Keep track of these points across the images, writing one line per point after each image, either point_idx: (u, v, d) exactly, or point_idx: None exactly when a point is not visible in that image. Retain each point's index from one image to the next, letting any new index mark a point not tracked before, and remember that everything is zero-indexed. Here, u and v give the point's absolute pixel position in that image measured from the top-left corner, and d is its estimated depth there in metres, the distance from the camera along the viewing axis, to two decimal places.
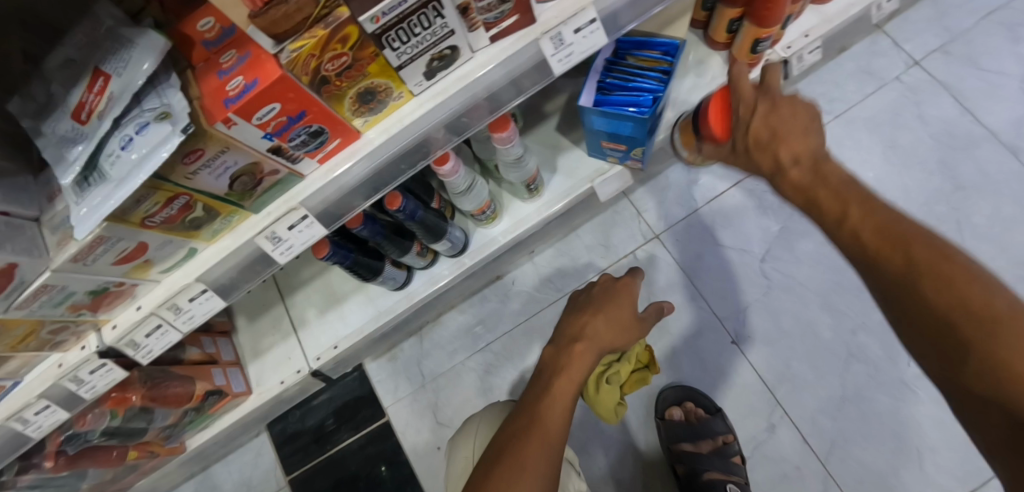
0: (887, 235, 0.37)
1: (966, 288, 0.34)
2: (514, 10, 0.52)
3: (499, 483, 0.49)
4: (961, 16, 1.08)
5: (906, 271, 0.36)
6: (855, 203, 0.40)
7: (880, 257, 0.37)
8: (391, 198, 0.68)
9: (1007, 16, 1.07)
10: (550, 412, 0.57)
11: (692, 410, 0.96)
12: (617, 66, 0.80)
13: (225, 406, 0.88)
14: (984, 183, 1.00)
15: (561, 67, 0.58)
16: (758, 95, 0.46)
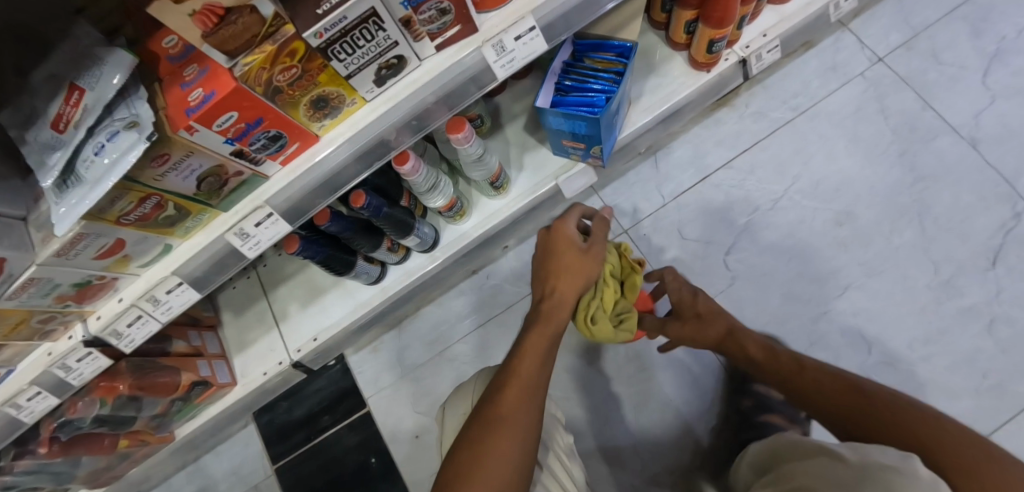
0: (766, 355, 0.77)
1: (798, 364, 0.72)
2: (454, 21, 0.57)
3: (479, 432, 0.52)
4: (925, 11, 1.09)
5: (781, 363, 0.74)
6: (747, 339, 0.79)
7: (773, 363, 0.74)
8: (355, 196, 0.73)
9: (969, 11, 1.08)
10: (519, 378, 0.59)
11: None
12: (573, 68, 0.84)
13: (211, 396, 0.94)
14: (943, 174, 1.02)
15: (504, 72, 0.62)
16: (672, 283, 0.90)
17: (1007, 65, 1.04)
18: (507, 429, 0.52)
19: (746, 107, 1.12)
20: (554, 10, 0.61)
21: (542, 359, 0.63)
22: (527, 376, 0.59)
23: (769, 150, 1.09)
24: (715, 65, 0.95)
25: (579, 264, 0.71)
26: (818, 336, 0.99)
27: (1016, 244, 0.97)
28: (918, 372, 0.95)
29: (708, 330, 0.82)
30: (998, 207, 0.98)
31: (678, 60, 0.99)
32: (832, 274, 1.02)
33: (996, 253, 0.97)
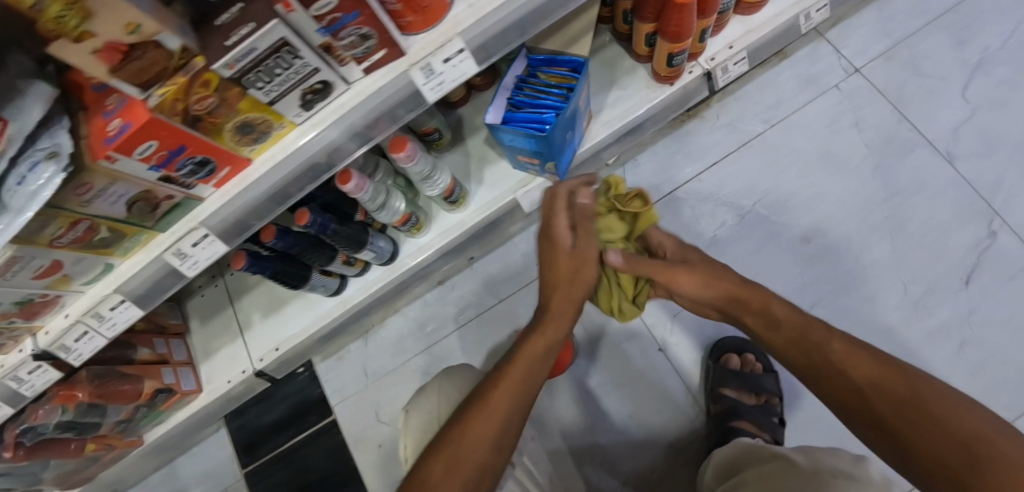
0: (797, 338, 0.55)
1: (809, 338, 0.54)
2: (379, 45, 0.57)
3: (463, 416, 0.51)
4: (906, 19, 1.06)
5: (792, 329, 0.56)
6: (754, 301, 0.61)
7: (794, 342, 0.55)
8: (300, 214, 0.74)
9: (951, 21, 1.04)
10: (509, 375, 0.55)
11: (750, 362, 1.00)
12: (527, 84, 0.84)
13: (176, 403, 0.97)
14: (918, 190, 0.99)
15: (435, 94, 0.62)
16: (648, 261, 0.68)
17: (989, 75, 1.00)
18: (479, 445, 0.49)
19: (718, 118, 1.09)
20: (484, 32, 0.60)
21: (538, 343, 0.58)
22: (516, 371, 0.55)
23: (740, 162, 1.07)
24: (678, 78, 0.94)
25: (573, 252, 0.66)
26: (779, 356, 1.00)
27: (990, 262, 0.94)
28: None
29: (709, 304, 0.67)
30: (971, 224, 0.96)
31: (642, 73, 0.97)
32: (798, 290, 0.99)
33: (969, 273, 0.95)
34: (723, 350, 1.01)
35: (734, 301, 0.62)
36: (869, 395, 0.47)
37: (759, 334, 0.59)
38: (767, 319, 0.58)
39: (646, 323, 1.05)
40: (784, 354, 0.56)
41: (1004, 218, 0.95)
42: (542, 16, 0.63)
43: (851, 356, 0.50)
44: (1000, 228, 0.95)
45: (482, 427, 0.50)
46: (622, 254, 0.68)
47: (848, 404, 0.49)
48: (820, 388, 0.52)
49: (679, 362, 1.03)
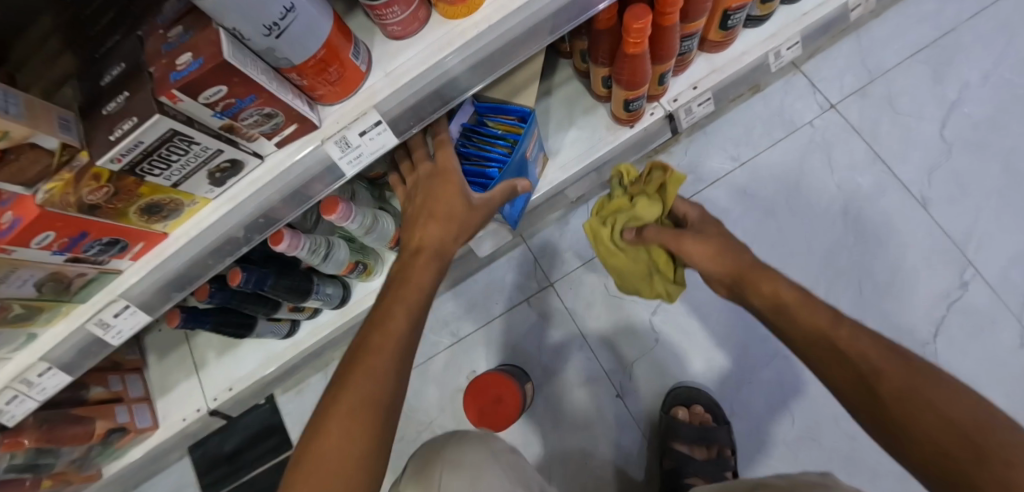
0: (792, 307, 0.56)
1: (804, 315, 0.54)
2: (287, 121, 0.54)
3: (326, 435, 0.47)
4: (885, 55, 1.06)
5: (787, 301, 0.57)
6: (758, 276, 0.61)
7: (793, 315, 0.55)
8: (232, 274, 0.72)
9: (931, 55, 1.05)
10: (387, 333, 0.54)
11: (698, 414, 0.97)
12: (474, 133, 0.80)
13: (132, 440, 0.98)
14: (886, 236, 0.99)
15: (352, 168, 0.60)
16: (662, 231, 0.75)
17: (967, 115, 1.02)
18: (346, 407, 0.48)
19: (685, 154, 1.06)
20: (401, 104, 0.58)
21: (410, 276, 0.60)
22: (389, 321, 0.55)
23: (707, 201, 1.04)
24: (638, 120, 0.90)
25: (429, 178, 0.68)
26: (738, 403, 1.00)
27: (959, 314, 0.94)
28: (839, 449, 0.95)
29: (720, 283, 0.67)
30: (943, 273, 0.96)
31: (601, 111, 0.94)
32: (758, 337, 1.01)
33: (937, 326, 0.94)
34: (673, 401, 0.99)
35: (739, 279, 0.63)
36: (875, 379, 0.47)
37: (765, 317, 0.59)
38: (773, 299, 0.58)
39: (605, 370, 1.04)
40: (791, 336, 0.55)
41: (978, 268, 0.95)
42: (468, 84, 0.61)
43: (857, 340, 0.49)
44: (972, 278, 0.96)
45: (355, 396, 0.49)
46: (635, 232, 0.81)
47: (852, 389, 0.48)
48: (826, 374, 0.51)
49: (636, 409, 1.03)
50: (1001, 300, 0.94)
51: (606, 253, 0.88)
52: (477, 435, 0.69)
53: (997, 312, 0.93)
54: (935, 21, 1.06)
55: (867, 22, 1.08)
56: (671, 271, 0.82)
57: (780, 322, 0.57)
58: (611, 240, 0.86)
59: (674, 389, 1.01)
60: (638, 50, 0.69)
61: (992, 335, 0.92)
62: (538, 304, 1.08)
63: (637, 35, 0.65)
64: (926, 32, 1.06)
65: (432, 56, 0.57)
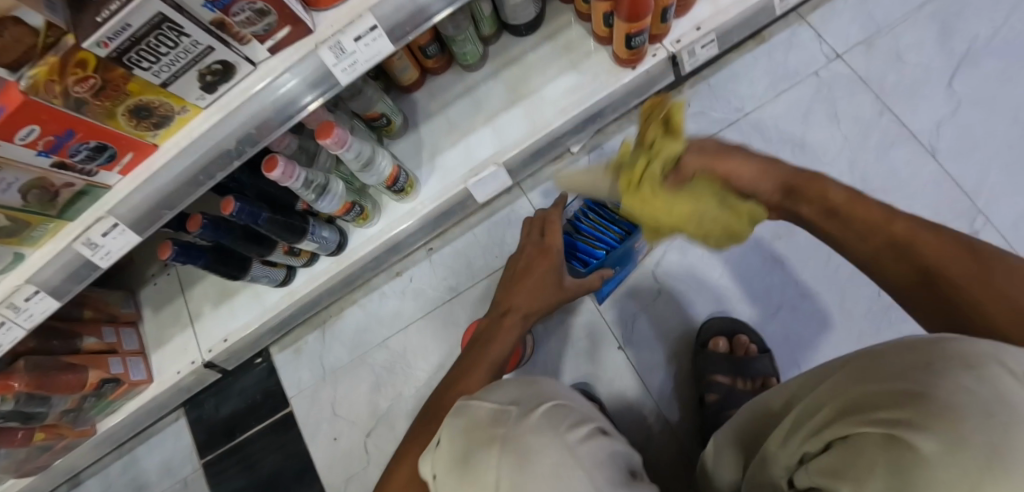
0: (837, 204, 0.51)
1: (857, 207, 0.50)
2: (281, 22, 0.53)
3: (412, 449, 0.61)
4: (891, 7, 1.04)
5: (835, 204, 0.51)
6: (804, 180, 0.54)
7: (842, 207, 0.51)
8: (224, 203, 0.70)
9: (938, 6, 1.03)
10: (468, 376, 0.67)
11: (741, 343, 0.95)
12: (592, 213, 0.95)
13: (126, 393, 0.96)
14: (894, 186, 0.97)
15: (347, 76, 0.58)
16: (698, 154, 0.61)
17: (976, 66, 1.00)
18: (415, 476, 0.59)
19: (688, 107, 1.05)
20: (397, 10, 0.56)
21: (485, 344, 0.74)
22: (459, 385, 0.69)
23: None
24: (640, 62, 0.88)
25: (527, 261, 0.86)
26: None
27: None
28: None
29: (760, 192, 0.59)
30: (954, 223, 0.94)
31: (602, 56, 0.92)
32: (765, 290, 0.99)
33: None
34: (712, 332, 0.97)
35: (791, 193, 0.56)
36: (913, 246, 0.44)
37: (812, 223, 0.54)
38: (821, 204, 0.52)
39: (606, 322, 1.03)
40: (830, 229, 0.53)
41: (988, 217, 0.94)
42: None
43: (912, 230, 0.45)
44: (982, 227, 0.94)
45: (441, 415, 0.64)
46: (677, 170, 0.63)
47: (889, 268, 0.47)
48: (854, 248, 0.50)
49: (638, 362, 1.00)
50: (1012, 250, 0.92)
51: (660, 217, 0.65)
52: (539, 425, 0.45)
53: None
54: None
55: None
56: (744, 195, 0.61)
57: (820, 221, 0.53)
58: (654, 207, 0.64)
59: (712, 321, 0.99)
60: None
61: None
62: None
63: None
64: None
65: None
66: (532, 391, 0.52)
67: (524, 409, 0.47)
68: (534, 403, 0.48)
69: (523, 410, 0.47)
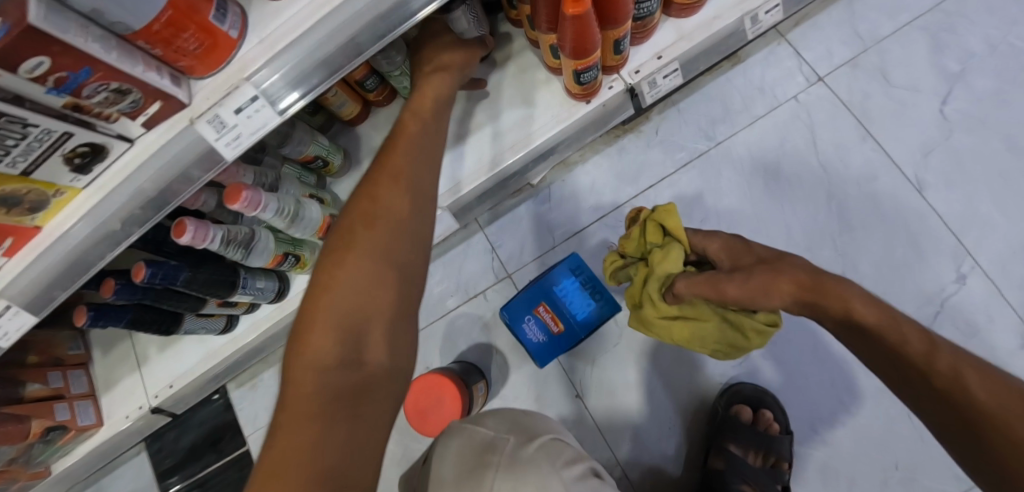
0: (867, 325, 0.58)
1: (895, 336, 0.57)
2: (148, 98, 0.48)
3: (347, 280, 0.58)
4: (880, 21, 0.99)
5: (873, 323, 0.58)
6: (837, 297, 0.60)
7: (877, 330, 0.58)
8: (136, 269, 0.66)
9: (931, 21, 0.98)
10: (377, 213, 0.63)
11: (766, 420, 0.94)
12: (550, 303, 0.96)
13: (75, 438, 0.95)
14: (873, 221, 0.93)
15: (231, 151, 0.52)
16: (694, 275, 0.77)
17: (966, 88, 0.95)
18: (334, 306, 0.57)
19: (655, 133, 1.00)
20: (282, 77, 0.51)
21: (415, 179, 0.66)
22: (377, 216, 0.62)
23: (674, 187, 0.99)
24: (595, 94, 0.80)
25: (418, 123, 0.70)
26: (701, 397, 1.00)
27: (953, 312, 0.89)
28: (814, 457, 0.95)
29: (779, 290, 0.65)
30: (940, 265, 0.91)
31: (556, 85, 0.84)
32: None
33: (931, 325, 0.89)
34: (736, 400, 0.96)
35: (808, 303, 0.64)
36: (962, 394, 0.51)
37: (840, 334, 0.62)
38: (850, 322, 0.60)
39: (564, 366, 1.01)
40: (872, 360, 0.60)
41: (976, 260, 0.90)
42: (362, 49, 0.53)
43: (955, 369, 0.53)
44: (971, 270, 0.91)
45: (366, 248, 0.60)
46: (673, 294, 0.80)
47: (927, 397, 0.54)
48: (901, 383, 0.57)
49: (596, 411, 1.00)
50: (1000, 296, 0.89)
51: (672, 331, 0.85)
52: (538, 448, 0.63)
53: (992, 308, 0.88)
54: None
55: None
56: (741, 319, 0.77)
57: (858, 341, 0.60)
58: (657, 319, 0.84)
59: (742, 387, 0.98)
60: (579, 9, 0.60)
61: (983, 337, 0.88)
62: (495, 297, 1.02)
63: None
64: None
65: (304, 22, 0.50)
66: (524, 428, 0.69)
67: (518, 438, 0.65)
68: (528, 434, 0.67)
69: (517, 440, 0.65)
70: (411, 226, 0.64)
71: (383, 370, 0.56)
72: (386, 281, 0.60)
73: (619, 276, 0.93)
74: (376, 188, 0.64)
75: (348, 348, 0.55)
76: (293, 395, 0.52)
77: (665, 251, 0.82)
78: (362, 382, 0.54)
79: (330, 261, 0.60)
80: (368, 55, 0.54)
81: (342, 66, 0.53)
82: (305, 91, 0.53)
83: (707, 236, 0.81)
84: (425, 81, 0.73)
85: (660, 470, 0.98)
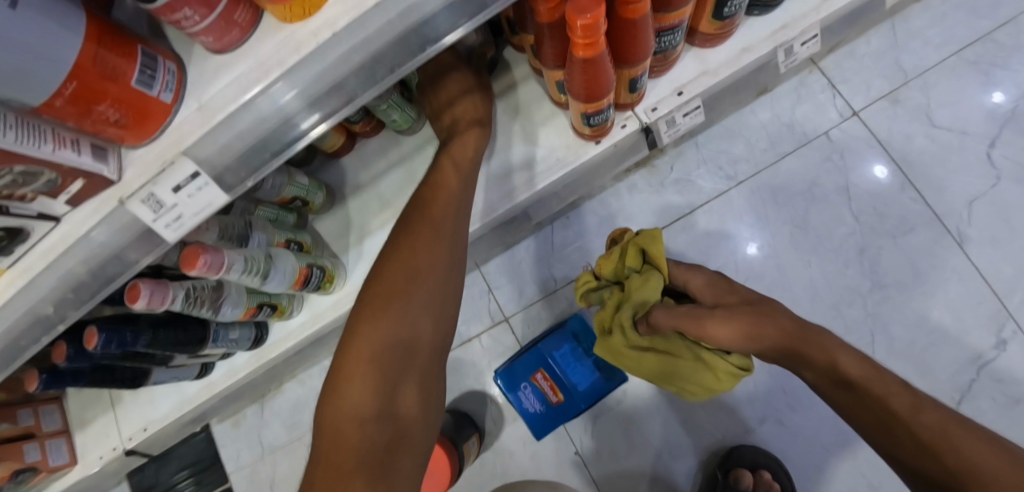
0: (848, 378, 0.58)
1: (878, 389, 0.56)
2: (67, 177, 0.40)
3: (387, 325, 0.56)
4: (923, 52, 0.93)
5: (855, 374, 0.58)
6: (820, 347, 0.60)
7: (860, 382, 0.57)
8: (87, 336, 0.59)
9: (980, 53, 0.92)
10: (417, 255, 0.60)
11: (767, 482, 0.88)
12: (545, 370, 0.94)
13: (46, 479, 0.90)
14: (911, 282, 0.89)
15: (173, 233, 0.43)
16: (671, 311, 0.72)
17: (1016, 130, 0.90)
18: (371, 354, 0.54)
19: (669, 171, 0.96)
20: (299, 95, 0.43)
21: (457, 223, 0.65)
22: (416, 260, 0.60)
23: (688, 231, 0.94)
24: (606, 135, 0.71)
25: (457, 173, 0.68)
26: (707, 457, 0.94)
27: (989, 381, 0.85)
28: None
29: (767, 343, 0.64)
30: (978, 332, 0.86)
31: (561, 121, 0.75)
32: (747, 395, 0.94)
33: (963, 393, 0.85)
34: (736, 463, 0.90)
35: (792, 346, 0.62)
36: (953, 451, 0.50)
37: (825, 389, 0.61)
38: (837, 375, 0.59)
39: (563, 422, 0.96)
40: (857, 420, 0.58)
41: (1019, 323, 0.85)
42: (354, 96, 0.46)
43: (946, 426, 0.52)
44: (1012, 334, 0.86)
45: (406, 292, 0.58)
46: (648, 326, 0.77)
47: (916, 457, 0.53)
48: (884, 439, 0.56)
49: (595, 467, 0.95)
50: None
51: (644, 364, 0.82)
52: None
53: None
54: (992, 9, 0.93)
55: (906, 8, 0.95)
56: (716, 359, 0.73)
57: (843, 400, 0.59)
58: (625, 348, 0.81)
59: (741, 448, 0.92)
60: (591, 52, 0.50)
61: (1017, 414, 0.83)
62: (490, 341, 0.98)
63: (585, 34, 0.47)
64: (979, 23, 0.93)
65: (255, 83, 0.42)
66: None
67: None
68: None
69: None
70: (451, 277, 0.62)
71: (416, 420, 0.54)
72: (423, 329, 0.58)
73: (590, 297, 0.88)
74: (414, 230, 0.62)
75: (384, 397, 0.52)
76: (330, 445, 0.50)
77: (642, 278, 0.78)
78: (396, 433, 0.51)
79: (369, 304, 0.58)
80: (361, 102, 0.47)
81: (338, 109, 0.46)
82: (328, 113, 0.46)
83: (691, 270, 0.78)
84: (462, 139, 0.70)
85: None
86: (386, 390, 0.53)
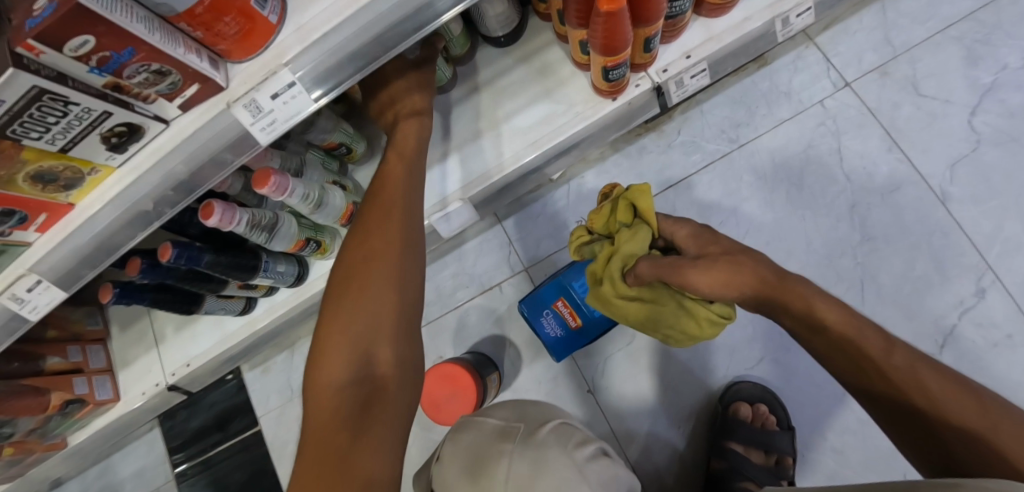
0: (822, 325, 0.59)
1: (851, 334, 0.58)
2: (186, 80, 0.47)
3: (353, 299, 0.56)
4: (912, 29, 1.03)
5: (830, 321, 0.59)
6: (797, 296, 0.61)
7: (837, 331, 0.59)
8: (163, 249, 0.65)
9: (964, 30, 1.03)
10: (374, 234, 0.60)
11: (763, 414, 0.96)
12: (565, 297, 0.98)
13: (92, 411, 0.96)
14: (896, 235, 0.97)
15: (266, 136, 0.52)
16: (654, 267, 0.76)
17: (996, 101, 0.99)
18: (342, 330, 0.54)
19: (677, 134, 1.05)
20: (357, 37, 0.52)
21: (406, 198, 0.66)
22: (373, 239, 0.60)
23: (695, 189, 1.03)
24: (621, 92, 0.81)
25: None
26: (710, 397, 1.02)
27: (970, 325, 0.93)
28: (825, 465, 0.96)
29: (739, 288, 0.66)
30: (959, 281, 0.95)
31: (582, 80, 0.84)
32: (747, 341, 1.01)
33: (945, 337, 0.93)
34: (735, 397, 0.98)
35: (761, 295, 0.64)
36: (918, 386, 0.54)
37: (800, 334, 0.62)
38: (813, 323, 0.60)
39: (575, 363, 1.05)
40: (833, 360, 0.61)
41: (997, 274, 0.94)
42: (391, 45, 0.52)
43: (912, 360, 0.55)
44: (991, 284, 0.94)
45: (366, 269, 0.57)
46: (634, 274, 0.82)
47: (882, 390, 0.57)
48: (853, 375, 0.59)
49: (605, 406, 1.03)
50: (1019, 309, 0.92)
51: (631, 313, 0.87)
52: (554, 436, 0.63)
53: (1011, 321, 0.92)
54: None
55: None
56: (699, 308, 0.78)
57: (817, 343, 0.61)
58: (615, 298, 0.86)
59: (740, 384, 1.00)
60: (614, 6, 0.58)
61: (994, 355, 0.92)
62: (510, 290, 1.06)
63: None
64: (962, 4, 1.04)
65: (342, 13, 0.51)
66: (534, 414, 0.69)
67: (528, 424, 0.66)
68: (540, 421, 0.66)
69: (528, 425, 0.66)
70: (409, 247, 0.60)
71: (395, 379, 0.53)
72: (388, 297, 0.56)
73: (583, 251, 0.93)
74: (370, 213, 0.63)
75: (359, 365, 0.52)
76: (313, 420, 0.50)
77: (631, 231, 0.83)
78: (373, 394, 0.50)
79: (335, 289, 0.58)
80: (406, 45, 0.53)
81: (373, 59, 0.53)
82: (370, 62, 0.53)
83: (678, 223, 0.80)
84: None
85: (670, 467, 1.00)
86: (360, 357, 0.53)
